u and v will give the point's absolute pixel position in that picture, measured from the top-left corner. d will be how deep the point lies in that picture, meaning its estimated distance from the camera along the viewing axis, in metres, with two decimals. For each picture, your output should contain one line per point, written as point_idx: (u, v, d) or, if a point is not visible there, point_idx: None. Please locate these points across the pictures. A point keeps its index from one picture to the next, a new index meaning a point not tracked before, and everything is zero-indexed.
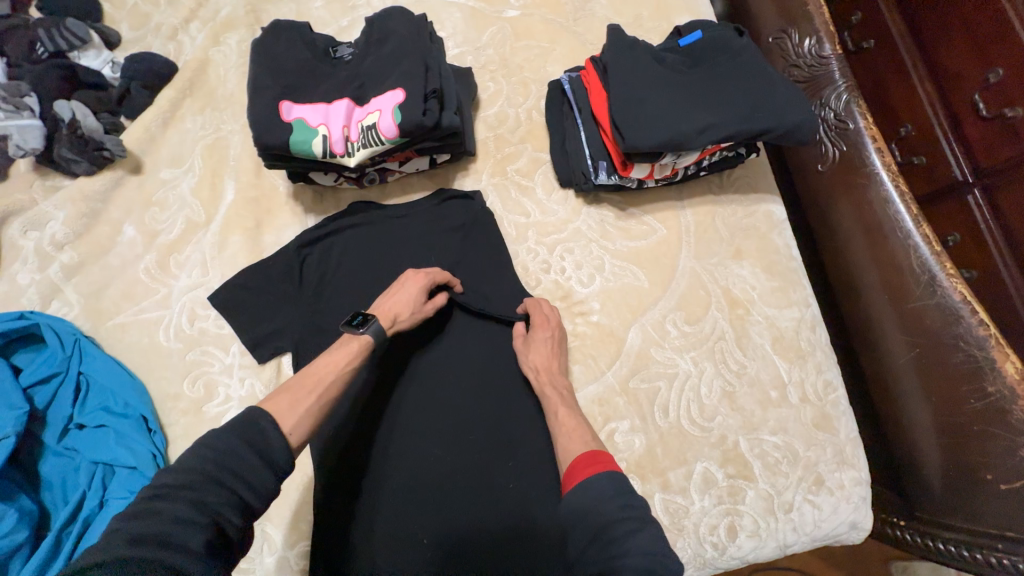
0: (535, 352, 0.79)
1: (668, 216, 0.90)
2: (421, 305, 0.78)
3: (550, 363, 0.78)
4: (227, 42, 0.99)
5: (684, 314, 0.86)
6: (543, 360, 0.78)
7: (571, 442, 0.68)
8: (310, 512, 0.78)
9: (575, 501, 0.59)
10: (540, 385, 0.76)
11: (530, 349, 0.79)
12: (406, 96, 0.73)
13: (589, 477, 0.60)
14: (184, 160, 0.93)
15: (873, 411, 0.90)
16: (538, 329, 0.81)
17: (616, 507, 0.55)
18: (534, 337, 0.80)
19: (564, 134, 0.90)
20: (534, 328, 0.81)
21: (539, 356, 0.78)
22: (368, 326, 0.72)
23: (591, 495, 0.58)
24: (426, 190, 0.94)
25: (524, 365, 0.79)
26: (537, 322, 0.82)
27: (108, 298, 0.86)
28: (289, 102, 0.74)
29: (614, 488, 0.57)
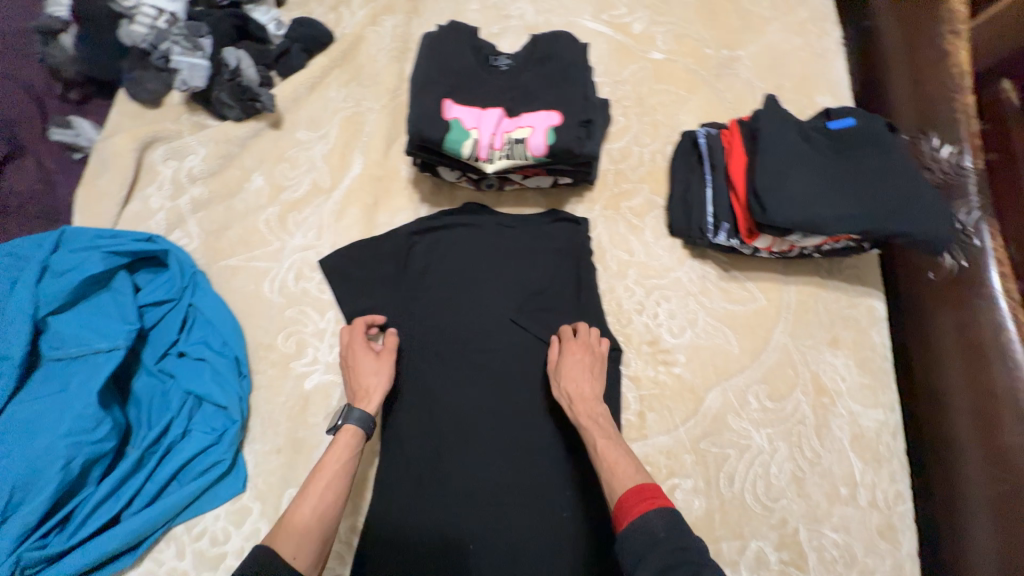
0: (569, 380, 0.77)
1: (771, 287, 0.90)
2: (376, 358, 0.79)
3: (586, 391, 0.76)
4: (384, 24, 1.04)
5: (768, 389, 0.85)
6: (576, 388, 0.77)
7: (613, 474, 0.66)
8: (368, 489, 0.81)
9: (630, 540, 0.59)
10: (575, 416, 0.74)
11: (563, 374, 0.78)
12: (561, 121, 0.76)
13: (638, 515, 0.60)
14: (321, 126, 0.97)
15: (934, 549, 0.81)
16: (573, 352, 0.80)
17: (671, 552, 0.55)
18: (569, 362, 0.79)
19: (688, 185, 0.91)
20: (566, 352, 0.81)
21: (571, 384, 0.77)
22: (350, 416, 0.72)
23: (644, 536, 0.58)
24: (539, 206, 0.96)
25: (559, 390, 0.78)
26: (571, 346, 0.81)
27: (226, 239, 0.89)
28: (449, 100, 0.77)
29: (665, 528, 0.58)
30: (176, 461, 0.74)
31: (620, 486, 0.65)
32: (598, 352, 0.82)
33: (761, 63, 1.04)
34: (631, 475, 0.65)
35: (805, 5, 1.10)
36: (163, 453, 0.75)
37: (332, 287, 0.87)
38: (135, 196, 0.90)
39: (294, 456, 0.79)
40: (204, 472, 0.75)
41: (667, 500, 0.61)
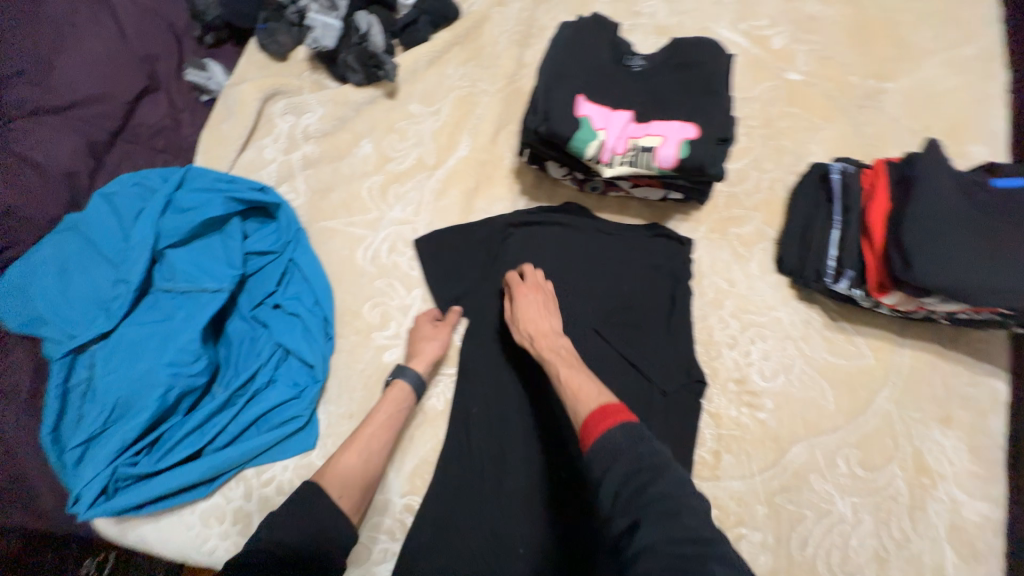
0: (526, 318, 0.77)
1: (881, 347, 0.83)
2: (433, 330, 0.82)
3: (542, 325, 0.76)
4: (510, 6, 1.01)
5: (861, 455, 0.78)
6: (535, 327, 0.76)
7: (578, 399, 0.66)
8: (428, 472, 0.81)
9: (595, 455, 0.58)
10: (538, 351, 0.74)
11: (521, 314, 0.77)
12: (697, 135, 0.72)
13: (604, 432, 0.59)
14: (434, 101, 0.96)
15: None
16: (525, 293, 0.79)
17: (633, 459, 0.55)
18: (523, 304, 0.78)
19: (809, 222, 0.84)
20: (518, 295, 0.79)
21: (530, 323, 0.76)
22: (400, 375, 0.77)
23: (609, 450, 0.57)
24: (640, 219, 0.92)
25: (518, 331, 0.77)
26: (521, 288, 0.80)
27: (330, 200, 0.91)
28: (581, 97, 0.74)
29: (625, 437, 0.58)
30: (258, 408, 0.77)
31: (584, 408, 0.64)
32: (546, 289, 0.81)
33: (912, 99, 0.94)
34: (595, 398, 0.65)
35: (974, 41, 0.98)
36: (247, 398, 0.78)
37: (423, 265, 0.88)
38: (252, 144, 0.93)
39: None
40: (282, 423, 0.77)
41: (631, 414, 0.61)
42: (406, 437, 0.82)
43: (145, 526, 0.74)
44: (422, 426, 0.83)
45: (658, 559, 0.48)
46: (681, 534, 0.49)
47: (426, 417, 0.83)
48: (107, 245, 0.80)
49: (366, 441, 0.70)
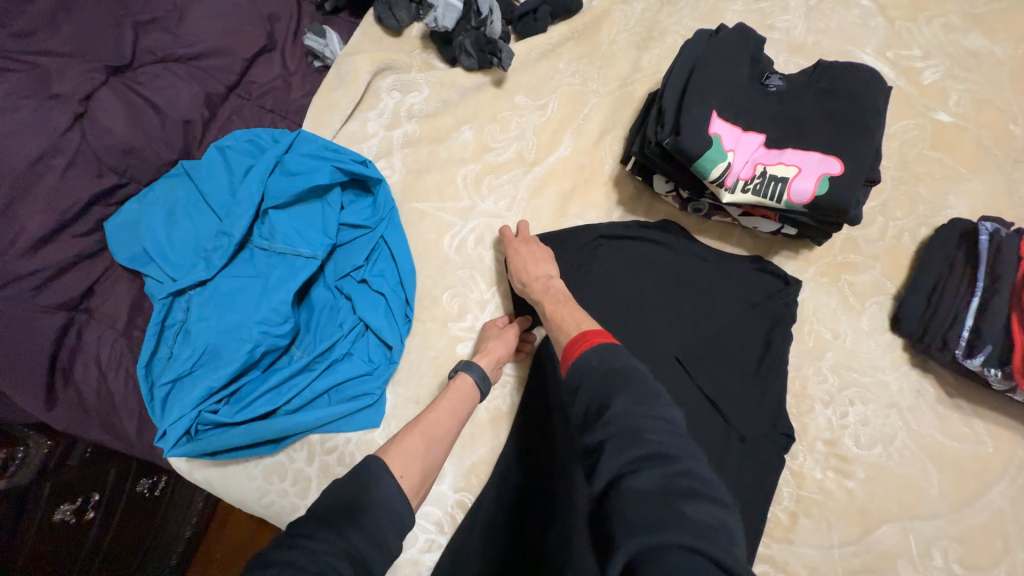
0: (519, 264, 0.79)
1: (1003, 436, 0.74)
2: (504, 332, 0.80)
3: (539, 268, 0.78)
4: (634, 5, 0.96)
5: (961, 551, 0.70)
6: (526, 271, 0.78)
7: (561, 330, 0.68)
8: (484, 473, 0.79)
9: (570, 378, 0.59)
10: (529, 294, 0.76)
11: (513, 260, 0.80)
12: (841, 171, 0.65)
13: (579, 353, 0.60)
14: (541, 96, 0.93)
15: None
16: (520, 242, 0.81)
17: (601, 374, 0.55)
18: (516, 254, 0.80)
19: (940, 284, 0.75)
20: (512, 248, 0.81)
21: (523, 270, 0.78)
22: (467, 368, 0.75)
23: (582, 369, 0.58)
24: (742, 249, 0.86)
25: (514, 276, 0.79)
26: (515, 240, 0.82)
27: (424, 182, 0.90)
28: (715, 113, 0.68)
29: (598, 357, 0.57)
30: (333, 378, 0.78)
31: (565, 337, 0.66)
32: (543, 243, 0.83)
33: None
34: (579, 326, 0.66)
35: None
36: (324, 366, 0.79)
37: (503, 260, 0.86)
38: (356, 116, 0.93)
39: None
40: (353, 398, 0.78)
41: (608, 336, 0.61)
42: (467, 434, 0.80)
43: (210, 470, 0.77)
44: (484, 426, 0.81)
45: (626, 476, 0.45)
46: (648, 449, 0.46)
47: (490, 418, 0.81)
48: (214, 196, 0.82)
49: (429, 424, 0.67)
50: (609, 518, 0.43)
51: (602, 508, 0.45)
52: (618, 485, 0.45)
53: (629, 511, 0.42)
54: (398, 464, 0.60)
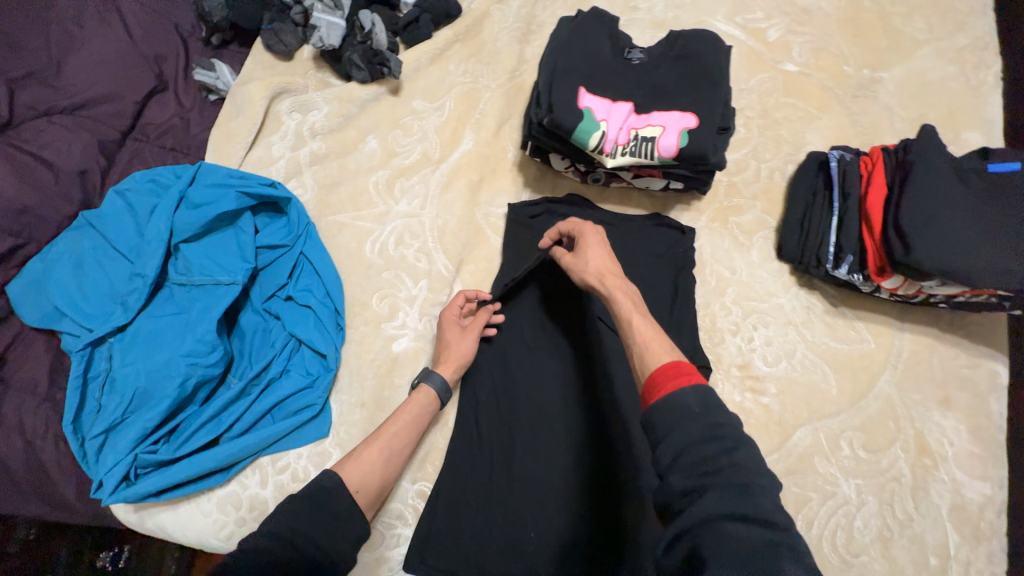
0: (594, 260, 0.73)
1: (883, 331, 0.85)
2: (460, 330, 0.81)
3: (608, 266, 0.73)
4: (509, 3, 1.03)
5: (864, 438, 0.80)
6: (601, 265, 0.73)
7: (647, 349, 0.60)
8: (439, 459, 0.82)
9: (657, 409, 0.52)
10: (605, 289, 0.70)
11: (581, 258, 0.74)
12: (697, 123, 0.73)
13: (674, 390, 0.53)
14: (437, 98, 0.98)
15: None
16: (591, 234, 0.76)
17: (703, 424, 0.50)
18: (589, 248, 0.75)
19: (808, 210, 0.86)
20: (585, 236, 0.76)
21: (593, 263, 0.73)
22: (427, 379, 0.77)
23: (677, 409, 0.51)
24: (642, 209, 0.93)
25: (585, 269, 0.73)
26: (587, 228, 0.77)
27: (338, 195, 0.93)
28: (583, 89, 0.75)
29: (699, 403, 0.51)
30: (273, 397, 0.79)
31: (653, 362, 0.58)
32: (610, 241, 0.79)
33: (906, 89, 0.96)
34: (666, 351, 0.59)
35: (965, 31, 0.99)
36: (262, 387, 0.80)
37: (507, 233, 0.90)
38: (259, 141, 0.95)
39: (376, 412, 0.82)
40: (296, 412, 0.79)
41: (702, 376, 0.55)
42: None
43: (160, 513, 0.76)
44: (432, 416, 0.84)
45: (720, 527, 0.44)
46: (755, 513, 0.45)
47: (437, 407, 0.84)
48: (121, 241, 0.81)
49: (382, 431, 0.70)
50: (700, 558, 0.43)
51: (686, 550, 0.45)
52: (711, 538, 0.44)
53: (725, 565, 0.42)
54: (354, 479, 0.66)
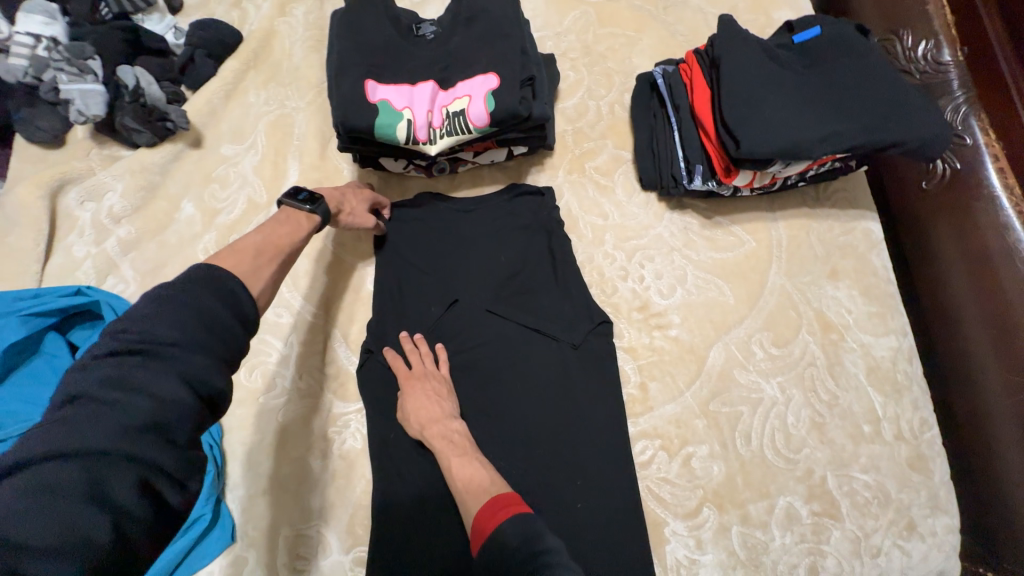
0: (416, 413, 0.72)
1: (759, 227, 0.84)
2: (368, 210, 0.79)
3: (433, 415, 0.71)
4: (294, 13, 0.94)
5: (771, 335, 0.79)
6: (426, 415, 0.71)
7: (468, 495, 0.63)
8: (368, 516, 0.74)
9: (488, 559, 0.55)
10: (427, 441, 0.70)
11: (408, 411, 0.72)
12: (500, 82, 0.68)
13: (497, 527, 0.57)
14: (246, 137, 0.88)
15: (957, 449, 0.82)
16: (415, 382, 0.74)
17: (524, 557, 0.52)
18: (410, 395, 0.73)
19: (653, 133, 0.84)
20: (406, 390, 0.73)
21: (419, 413, 0.72)
22: (317, 207, 0.69)
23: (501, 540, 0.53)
24: (498, 183, 0.88)
25: (410, 425, 0.72)
26: (410, 383, 0.74)
27: (165, 277, 0.81)
28: (372, 82, 0.69)
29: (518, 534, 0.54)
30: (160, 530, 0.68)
31: (475, 503, 0.62)
32: (438, 371, 0.76)
33: None
34: (488, 487, 0.63)
35: None
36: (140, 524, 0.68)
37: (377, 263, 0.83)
38: (56, 248, 0.82)
39: (285, 494, 0.74)
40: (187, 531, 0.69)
41: (525, 504, 0.60)
42: (333, 490, 0.75)
43: None
44: (346, 473, 0.76)
45: None
46: None
47: (348, 462, 0.76)
48: None
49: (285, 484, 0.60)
50: None
51: None
52: None
53: None
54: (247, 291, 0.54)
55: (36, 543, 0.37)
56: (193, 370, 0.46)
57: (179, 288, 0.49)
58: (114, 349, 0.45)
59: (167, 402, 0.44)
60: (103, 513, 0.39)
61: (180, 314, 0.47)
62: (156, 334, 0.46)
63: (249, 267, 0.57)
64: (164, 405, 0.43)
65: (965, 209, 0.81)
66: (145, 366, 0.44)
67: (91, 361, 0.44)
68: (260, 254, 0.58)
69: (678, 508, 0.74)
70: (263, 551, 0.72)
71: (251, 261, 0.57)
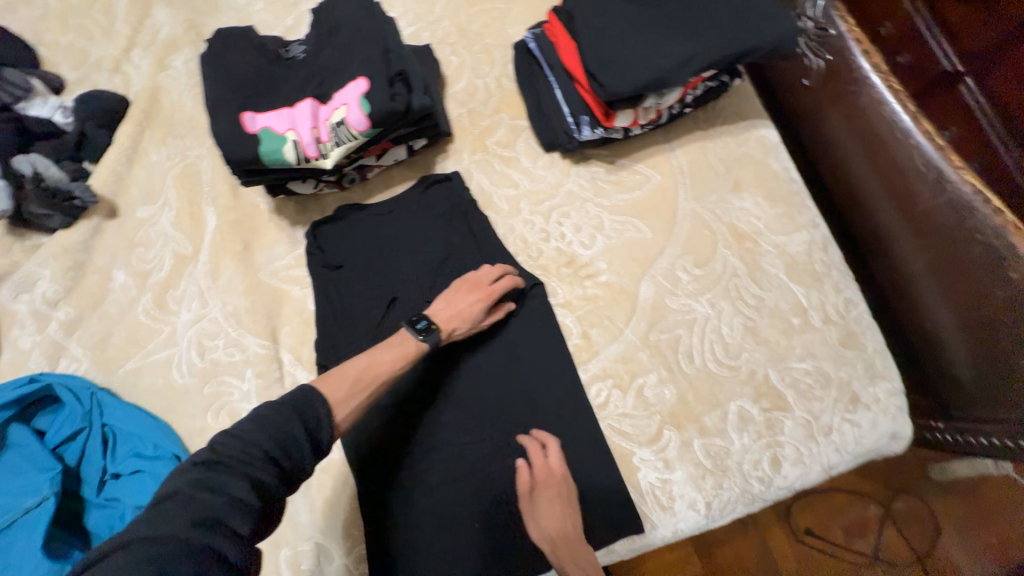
0: (548, 527, 0.71)
1: (659, 160, 0.88)
2: (484, 314, 0.77)
3: (565, 528, 0.71)
4: (174, 65, 0.95)
5: (692, 258, 0.84)
6: (557, 528, 0.71)
7: None
8: (359, 518, 0.78)
9: None
10: (560, 559, 0.70)
11: (539, 518, 0.71)
12: (370, 83, 0.71)
13: None
14: (158, 195, 0.90)
15: (888, 308, 0.93)
16: (542, 489, 0.72)
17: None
18: (542, 502, 0.72)
19: (539, 95, 0.88)
20: (535, 495, 0.72)
21: (549, 525, 0.71)
22: (429, 335, 0.73)
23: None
24: (409, 179, 0.91)
25: (539, 533, 0.71)
26: (541, 484, 0.72)
27: (114, 346, 0.84)
28: (250, 113, 0.71)
29: None
30: None
31: None
32: (560, 477, 0.73)
33: None
34: None
35: None
36: None
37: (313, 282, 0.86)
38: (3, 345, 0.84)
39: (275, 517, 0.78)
40: None
41: None
42: (321, 502, 0.79)
43: None
44: (329, 485, 0.79)
45: None
46: None
47: (329, 473, 0.80)
48: None
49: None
50: None
51: None
52: None
53: None
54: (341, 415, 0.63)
55: None
56: (260, 471, 0.52)
57: (276, 400, 0.59)
58: (201, 458, 0.53)
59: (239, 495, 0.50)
60: None
61: (265, 425, 0.55)
62: (251, 437, 0.55)
63: (341, 394, 0.65)
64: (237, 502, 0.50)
65: (848, 96, 0.86)
66: (222, 468, 0.52)
67: (190, 464, 0.52)
68: (355, 384, 0.66)
69: (640, 436, 0.78)
70: (268, 572, 0.76)
71: (346, 388, 0.66)
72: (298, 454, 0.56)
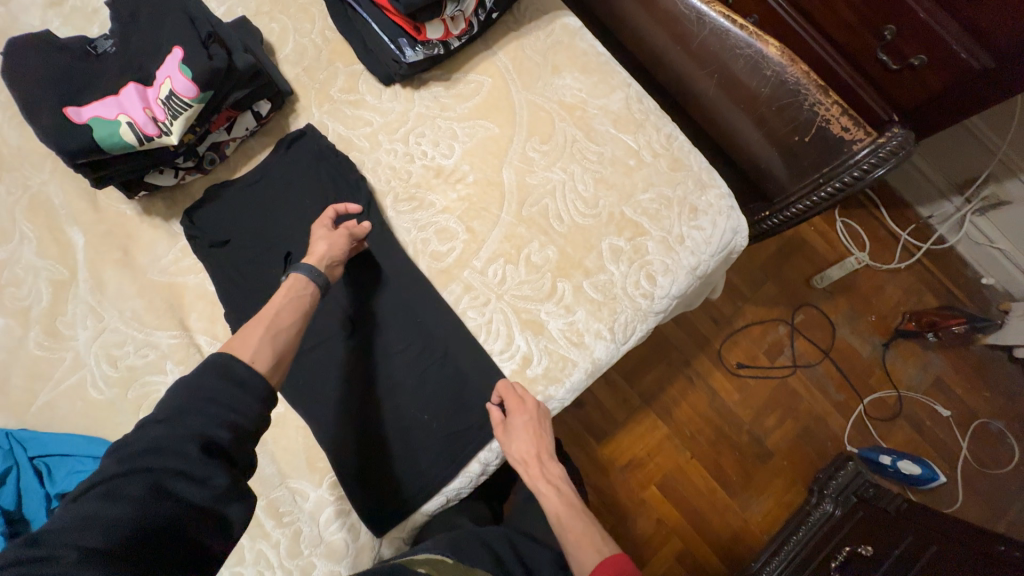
0: (520, 449, 0.82)
1: (486, 66, 0.99)
2: (329, 229, 0.84)
3: (532, 453, 0.83)
4: None
5: (537, 138, 0.96)
6: (527, 451, 0.82)
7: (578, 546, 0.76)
8: (321, 451, 0.84)
9: None
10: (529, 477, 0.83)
11: (512, 438, 0.82)
12: (185, 52, 0.76)
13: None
14: (11, 233, 0.87)
15: (712, 139, 1.13)
16: (515, 415, 0.82)
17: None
18: (514, 432, 0.82)
19: (362, 36, 0.96)
20: (511, 422, 0.82)
21: (521, 449, 0.82)
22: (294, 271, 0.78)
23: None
24: (268, 146, 0.95)
25: (510, 454, 0.83)
26: (513, 413, 0.83)
27: (17, 388, 0.82)
28: (74, 108, 0.74)
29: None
30: None
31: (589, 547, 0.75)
32: (538, 408, 0.84)
33: None
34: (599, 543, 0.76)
35: None
36: None
37: (204, 263, 0.88)
38: None
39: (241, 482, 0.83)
40: None
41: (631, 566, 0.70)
42: (282, 450, 0.84)
43: None
44: (284, 434, 0.85)
45: None
46: None
47: (282, 424, 0.85)
48: None
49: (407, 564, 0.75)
50: None
51: None
52: None
53: None
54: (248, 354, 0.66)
55: (70, 523, 0.49)
56: (193, 403, 0.59)
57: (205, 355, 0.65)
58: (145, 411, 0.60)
59: (174, 427, 0.57)
60: (118, 515, 0.50)
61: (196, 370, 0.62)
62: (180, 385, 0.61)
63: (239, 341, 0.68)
64: (172, 430, 0.56)
65: None
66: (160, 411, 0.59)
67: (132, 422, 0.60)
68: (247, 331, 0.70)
69: (539, 294, 0.91)
70: (250, 529, 0.81)
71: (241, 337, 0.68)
72: (233, 385, 0.61)
